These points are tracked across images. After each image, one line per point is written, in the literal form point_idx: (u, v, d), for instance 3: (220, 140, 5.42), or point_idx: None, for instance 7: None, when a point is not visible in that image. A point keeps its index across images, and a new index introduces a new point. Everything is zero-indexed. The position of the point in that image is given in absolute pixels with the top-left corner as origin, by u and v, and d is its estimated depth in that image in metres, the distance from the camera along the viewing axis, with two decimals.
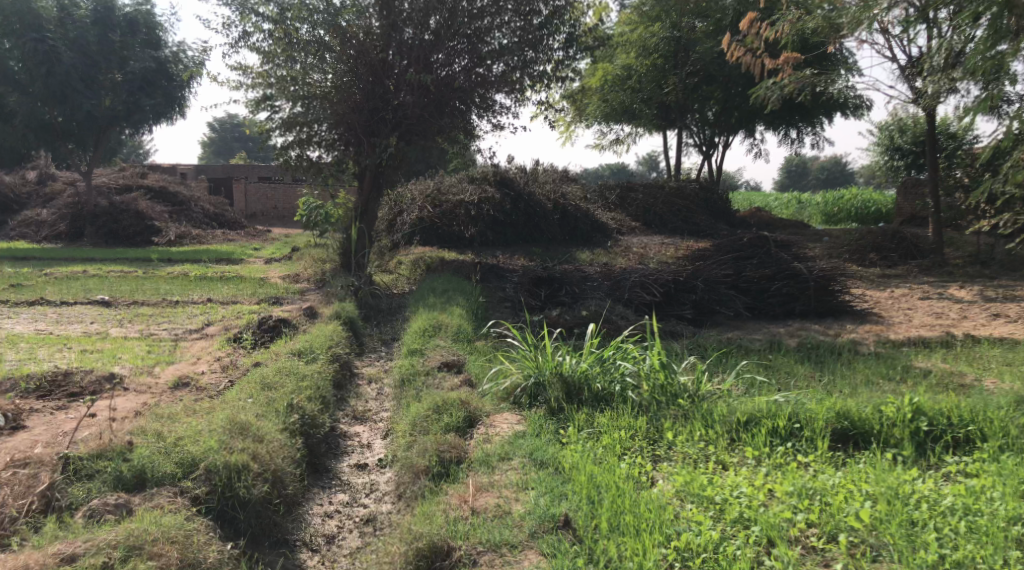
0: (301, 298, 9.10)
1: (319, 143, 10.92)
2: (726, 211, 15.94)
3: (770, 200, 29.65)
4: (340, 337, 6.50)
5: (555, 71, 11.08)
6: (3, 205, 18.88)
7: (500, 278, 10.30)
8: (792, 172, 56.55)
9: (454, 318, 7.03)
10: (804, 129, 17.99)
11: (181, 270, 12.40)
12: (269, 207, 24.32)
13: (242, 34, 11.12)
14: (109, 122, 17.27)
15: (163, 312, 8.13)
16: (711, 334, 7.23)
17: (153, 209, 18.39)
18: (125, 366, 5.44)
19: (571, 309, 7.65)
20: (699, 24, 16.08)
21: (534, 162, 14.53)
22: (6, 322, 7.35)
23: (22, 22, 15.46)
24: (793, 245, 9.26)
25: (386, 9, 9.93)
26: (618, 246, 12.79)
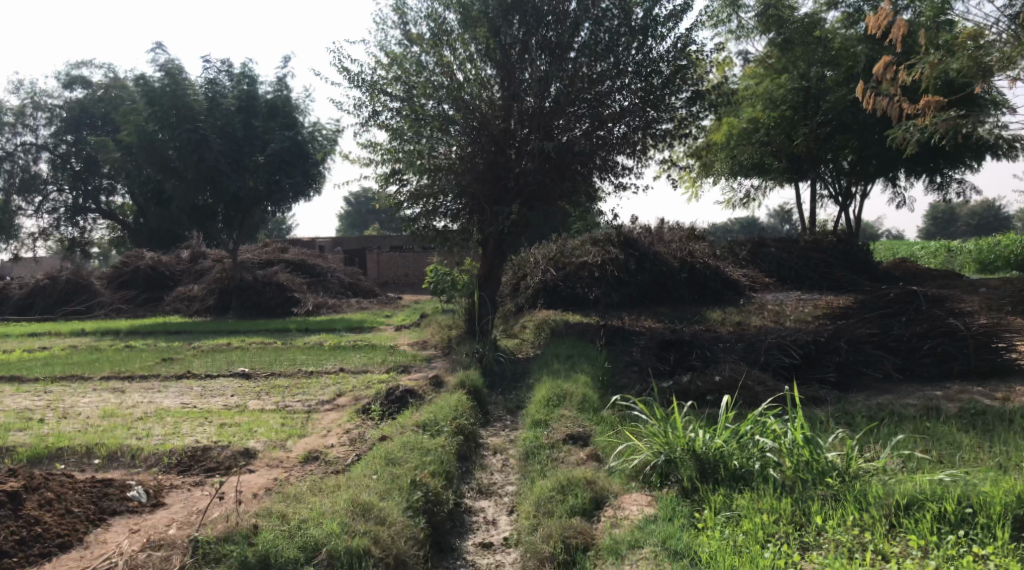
0: (427, 366, 9.24)
1: (445, 214, 11.26)
2: (867, 262, 14.81)
3: (917, 249, 27.65)
4: (465, 407, 6.48)
5: (680, 129, 10.96)
6: (162, 282, 20.78)
7: (625, 341, 10.03)
8: (939, 220, 52.76)
9: (579, 386, 6.85)
10: (951, 174, 16.70)
11: (316, 340, 13.02)
12: (401, 276, 25.31)
13: (372, 114, 11.77)
14: (252, 202, 18.81)
15: (298, 383, 8.50)
16: (858, 399, 6.61)
17: (293, 282, 19.56)
18: (260, 441, 5.78)
19: (702, 374, 7.26)
20: (829, 72, 15.52)
21: (658, 221, 14.31)
22: (159, 395, 7.93)
23: (179, 115, 17.54)
24: (949, 300, 8.41)
25: (508, 80, 10.28)
26: (749, 304, 12.19)
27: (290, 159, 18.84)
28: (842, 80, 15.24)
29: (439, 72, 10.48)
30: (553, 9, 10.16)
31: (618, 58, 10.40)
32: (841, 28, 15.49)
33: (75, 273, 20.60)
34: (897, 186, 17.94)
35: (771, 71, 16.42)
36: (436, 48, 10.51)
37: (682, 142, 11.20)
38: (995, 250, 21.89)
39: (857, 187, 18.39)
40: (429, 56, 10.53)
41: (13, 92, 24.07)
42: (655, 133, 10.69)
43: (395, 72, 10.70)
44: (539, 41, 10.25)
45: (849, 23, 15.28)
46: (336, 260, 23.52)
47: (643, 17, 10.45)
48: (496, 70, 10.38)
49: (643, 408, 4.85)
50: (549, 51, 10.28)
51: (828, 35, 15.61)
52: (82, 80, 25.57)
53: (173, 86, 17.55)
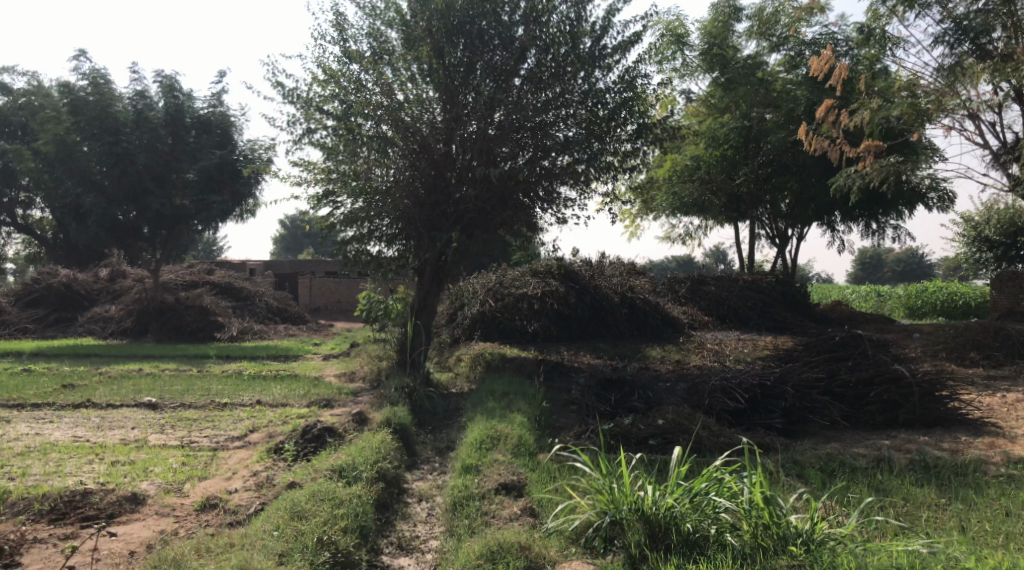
0: (354, 400, 8.63)
1: (379, 239, 10.68)
2: (804, 304, 15.00)
3: (847, 292, 28.31)
4: (390, 449, 5.93)
5: (623, 161, 10.74)
6: (75, 301, 19.46)
7: (565, 378, 9.65)
8: (866, 265, 54.71)
9: (513, 428, 6.39)
10: (885, 220, 17.07)
11: (236, 368, 12.21)
12: (334, 302, 24.51)
13: (306, 132, 11.24)
14: (178, 220, 18.01)
15: (209, 417, 7.76)
16: (805, 448, 6.37)
17: (219, 305, 18.59)
18: (153, 484, 5.09)
19: (645, 417, 6.92)
20: (769, 114, 15.73)
21: (600, 255, 14.07)
22: (47, 427, 7.09)
23: (101, 126, 16.55)
24: (890, 347, 8.35)
25: (451, 103, 9.91)
26: (689, 343, 12.00)
27: (220, 178, 17.84)
28: (783, 124, 15.47)
29: (378, 92, 10.03)
30: (499, 33, 9.84)
31: (564, 87, 10.15)
32: (783, 70, 15.82)
33: None
34: (832, 230, 18.23)
35: (713, 111, 16.57)
36: (375, 67, 10.07)
37: (625, 176, 10.99)
38: (921, 296, 22.54)
39: (794, 230, 18.61)
40: (368, 75, 10.09)
41: None
42: (600, 164, 10.41)
43: (332, 89, 10.22)
44: (484, 65, 9.93)
45: (790, 66, 15.61)
46: (265, 283, 22.58)
47: (591, 47, 10.25)
48: (437, 92, 9.99)
49: (585, 458, 4.44)
50: (495, 77, 9.96)
51: (769, 77, 15.93)
52: (1, 86, 24.12)
53: (97, 96, 16.58)
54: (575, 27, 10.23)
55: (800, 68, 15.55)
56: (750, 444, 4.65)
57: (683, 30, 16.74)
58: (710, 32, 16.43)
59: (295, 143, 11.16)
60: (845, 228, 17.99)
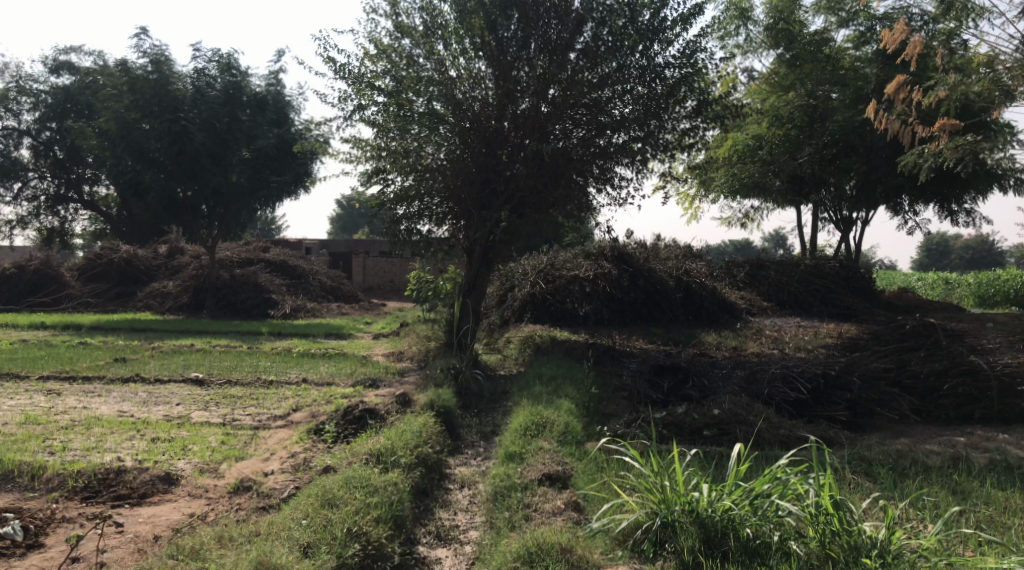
0: (399, 381, 8.48)
1: (429, 218, 10.57)
2: (870, 290, 14.28)
3: (912, 280, 27.08)
4: (432, 433, 5.73)
5: (681, 141, 10.27)
6: (135, 276, 19.91)
7: (615, 363, 9.34)
8: (932, 251, 52.50)
9: (560, 414, 6.13)
10: (958, 204, 16.11)
11: (286, 345, 12.23)
12: (386, 282, 24.60)
13: (357, 108, 11.08)
14: (234, 198, 18.19)
15: (254, 395, 7.70)
16: (873, 443, 5.94)
17: (272, 283, 18.79)
18: (190, 463, 5.00)
19: (699, 406, 6.57)
20: (835, 93, 15.00)
21: (654, 237, 13.64)
22: (95, 401, 7.11)
23: (160, 104, 16.69)
24: (965, 341, 7.74)
25: (504, 79, 9.58)
26: (746, 328, 11.51)
27: (278, 157, 18.27)
28: (850, 102, 14.70)
29: (430, 67, 9.77)
30: (554, 5, 9.44)
31: (621, 62, 9.71)
32: (851, 47, 14.91)
33: (45, 263, 19.67)
34: (899, 214, 17.35)
35: (776, 88, 15.83)
36: (428, 43, 9.81)
37: (684, 155, 10.52)
38: (993, 284, 21.40)
39: (859, 214, 17.78)
40: (421, 51, 9.84)
41: None
42: (657, 143, 9.96)
43: (383, 65, 10.00)
44: (538, 41, 9.56)
45: (860, 42, 14.67)
46: (318, 262, 22.77)
47: (650, 20, 9.77)
48: (489, 66, 9.68)
49: (633, 455, 4.16)
50: (550, 52, 9.59)
51: (836, 54, 15.07)
52: (68, 66, 24.73)
53: (158, 75, 16.67)
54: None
55: (870, 45, 14.63)
56: (816, 441, 4.31)
57: (747, 3, 15.97)
58: (775, 5, 15.51)
59: (345, 120, 11.04)
60: (915, 212, 17.09)
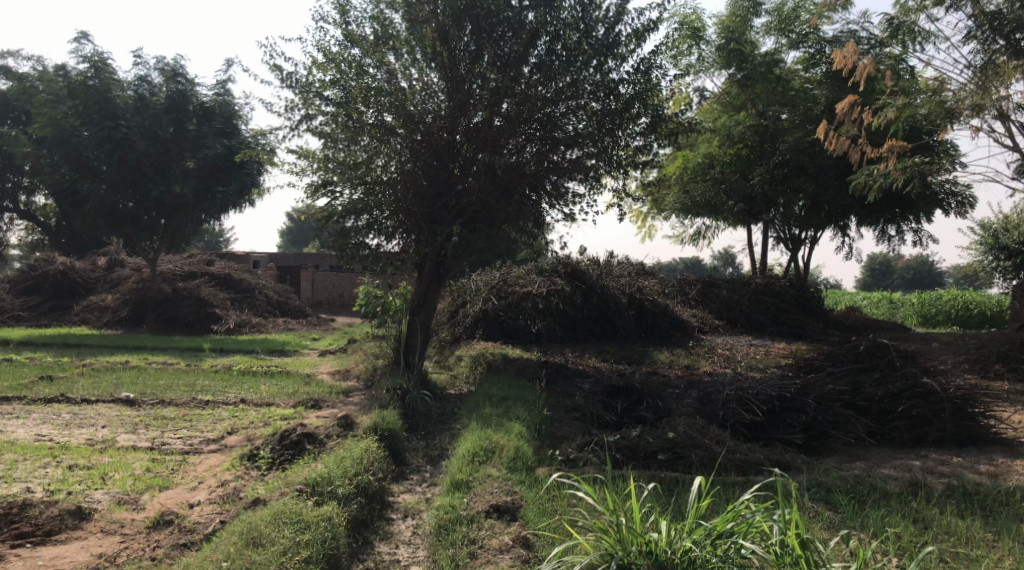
0: (344, 401, 8.13)
1: (378, 233, 10.11)
2: (818, 309, 14.42)
3: (858, 298, 27.61)
4: (375, 458, 5.44)
5: (635, 158, 10.21)
6: (70, 289, 19.04)
7: (569, 382, 9.16)
8: (875, 271, 53.91)
9: (510, 438, 5.90)
10: (902, 226, 16.45)
11: (227, 362, 11.71)
12: (336, 296, 24.07)
13: (304, 119, 10.74)
14: (178, 209, 17.54)
15: (187, 416, 7.26)
16: (828, 467, 5.87)
17: (216, 297, 18.18)
18: (108, 494, 4.61)
19: (654, 429, 6.43)
20: (785, 114, 15.21)
21: (608, 254, 13.55)
22: (11, 424, 6.60)
23: (99, 112, 16.12)
24: (915, 362, 7.77)
25: (456, 91, 9.40)
26: (699, 347, 11.48)
27: (225, 167, 17.44)
28: (799, 125, 14.90)
29: (380, 78, 9.50)
30: (507, 17, 9.29)
31: (575, 77, 9.60)
32: (801, 68, 15.26)
33: None
34: (845, 234, 17.62)
35: (729, 108, 15.96)
36: (379, 54, 9.52)
37: (637, 172, 10.45)
38: (935, 304, 21.93)
39: (807, 234, 18.02)
40: (371, 61, 9.54)
41: None
42: (611, 159, 9.88)
43: (331, 74, 9.68)
44: (491, 55, 9.39)
45: (809, 64, 14.93)
46: (266, 275, 22.13)
47: (604, 34, 9.68)
48: (441, 78, 9.47)
49: (587, 488, 3.98)
50: (503, 65, 9.40)
51: (787, 75, 15.38)
52: (5, 70, 23.69)
53: (97, 82, 16.11)
54: (587, 12, 9.66)
55: (819, 67, 14.86)
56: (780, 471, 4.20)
57: (699, 24, 16.16)
58: (728, 26, 15.63)
59: (292, 130, 10.70)
60: (861, 233, 17.38)
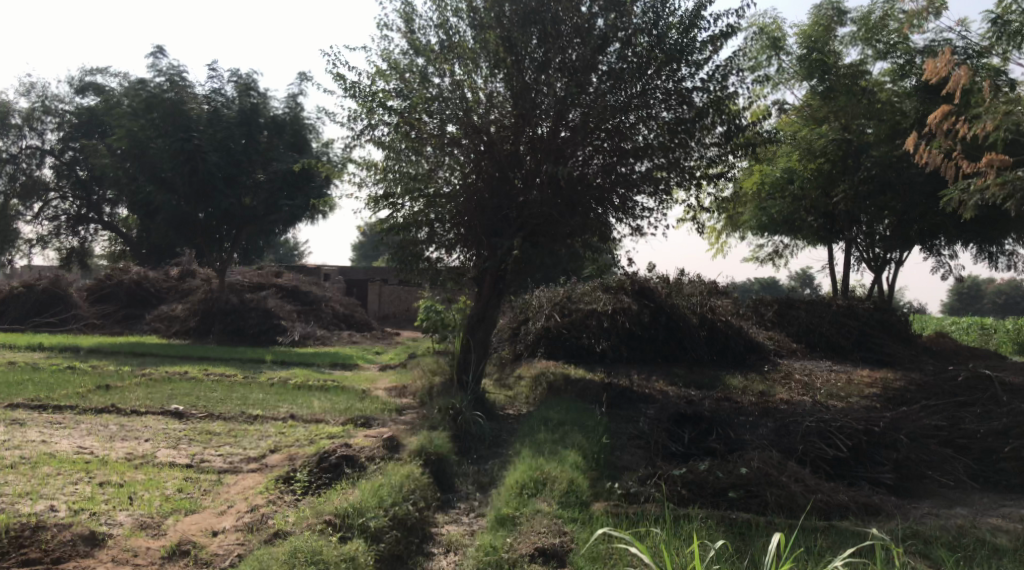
0: (395, 420, 7.79)
1: (438, 245, 9.75)
2: (908, 334, 13.35)
3: (946, 323, 25.89)
4: (416, 485, 5.03)
5: (709, 170, 9.59)
6: (144, 299, 19.52)
7: (633, 407, 8.60)
8: (962, 296, 50.85)
9: (564, 469, 5.42)
10: (999, 246, 15.23)
11: (284, 375, 11.58)
12: (400, 311, 24.03)
13: (368, 129, 10.57)
14: (248, 221, 17.74)
15: (233, 432, 7.04)
16: (925, 514, 5.16)
17: (282, 309, 18.33)
18: (132, 515, 4.36)
19: (724, 463, 5.84)
20: (870, 128, 14.35)
21: (678, 272, 12.90)
22: (57, 434, 6.47)
23: (174, 124, 16.37)
24: (1022, 398, 6.93)
25: (521, 99, 8.95)
26: (774, 372, 10.70)
27: (293, 181, 17.64)
28: (886, 139, 13.96)
29: (444, 87, 9.21)
30: (574, 24, 8.90)
31: (645, 86, 9.09)
32: (888, 81, 14.25)
33: (54, 282, 19.36)
34: (935, 254, 16.42)
35: (808, 121, 15.06)
36: (445, 65, 9.24)
37: (711, 185, 9.83)
38: None
39: (893, 254, 16.86)
40: (435, 70, 9.29)
41: (25, 94, 23.16)
42: (681, 171, 9.32)
43: (394, 83, 9.46)
44: (559, 62, 8.96)
45: (898, 75, 13.92)
46: (332, 288, 22.26)
47: (678, 40, 9.12)
48: (507, 86, 9.06)
49: (640, 544, 3.51)
50: (570, 73, 8.92)
51: (873, 87, 14.47)
52: (94, 87, 24.69)
53: (174, 94, 16.42)
54: (660, 18, 9.14)
55: (909, 79, 13.84)
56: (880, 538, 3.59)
57: (779, 33, 15.40)
58: (808, 36, 14.97)
59: (354, 139, 10.53)
60: (952, 252, 16.14)
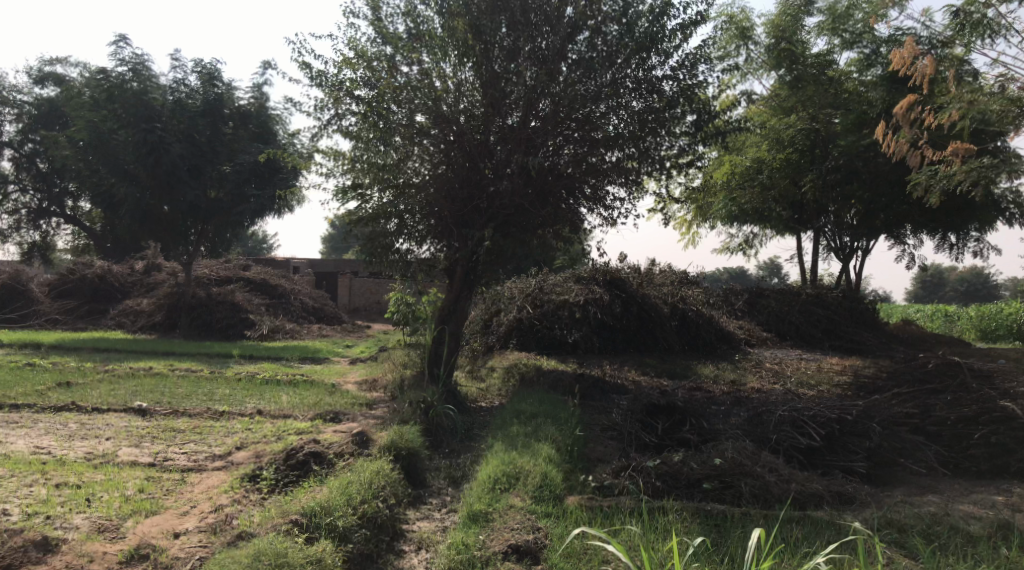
0: (365, 415, 7.64)
1: (408, 237, 9.54)
2: (876, 322, 13.48)
3: (911, 311, 26.30)
4: (387, 481, 4.93)
5: (679, 160, 9.56)
6: (107, 293, 19.06)
7: (606, 397, 8.55)
8: (926, 284, 51.76)
9: (537, 463, 5.35)
10: (964, 234, 15.45)
11: (252, 370, 11.35)
12: (371, 303, 23.79)
13: (335, 119, 10.36)
14: (213, 213, 17.38)
15: (198, 429, 6.84)
16: (898, 502, 5.17)
17: (250, 303, 18.01)
18: (89, 517, 4.21)
19: (698, 454, 5.81)
20: (837, 118, 14.41)
21: (649, 262, 12.88)
22: (12, 434, 6.23)
23: (136, 114, 15.90)
24: (989, 385, 7.01)
25: (491, 88, 8.81)
26: (746, 361, 10.74)
27: (261, 171, 17.38)
28: (853, 128, 14.08)
29: (413, 76, 9.05)
30: (544, 12, 8.79)
31: (616, 75, 9.01)
32: (854, 70, 14.47)
33: (13, 277, 18.82)
34: (901, 243, 16.63)
35: (777, 111, 15.12)
36: (413, 53, 9.02)
37: (681, 175, 9.80)
38: (995, 317, 20.69)
39: (860, 243, 17.04)
40: (403, 58, 9.11)
41: None
42: (652, 160, 9.26)
43: (362, 72, 9.25)
44: (529, 51, 8.84)
45: (864, 65, 14.05)
46: (301, 281, 21.93)
47: (649, 28, 9.05)
48: (476, 75, 8.91)
49: (616, 543, 3.47)
50: (540, 62, 8.82)
51: (840, 77, 14.62)
52: (54, 77, 23.99)
53: (136, 83, 15.97)
54: (630, 6, 9.06)
55: (875, 68, 13.98)
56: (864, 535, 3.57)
57: (748, 24, 15.43)
58: (777, 27, 15.00)
59: (321, 129, 10.32)
60: (918, 241, 16.36)
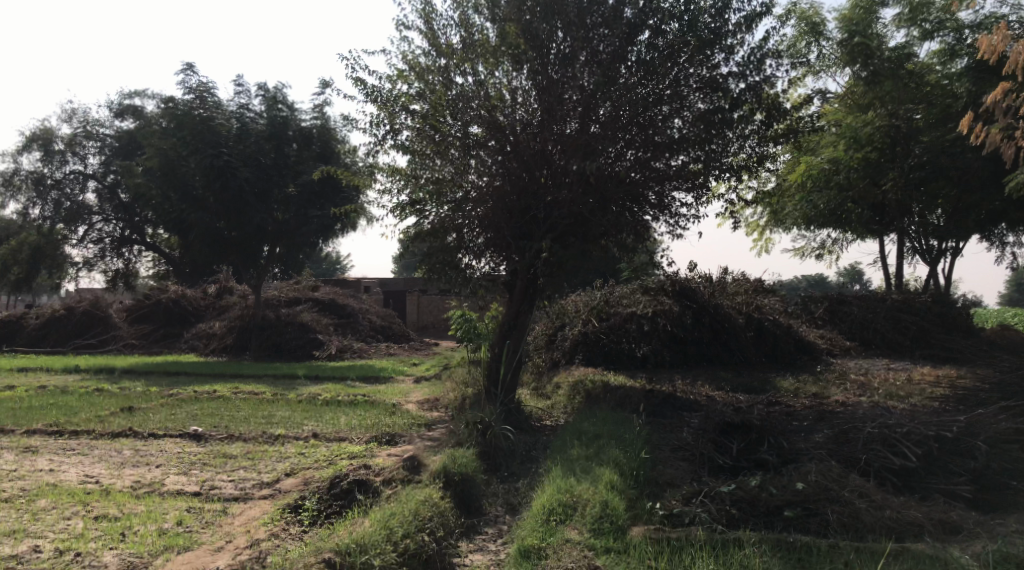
0: (421, 437, 7.34)
1: (468, 252, 9.31)
2: (971, 327, 12.42)
3: (1010, 315, 24.48)
4: (434, 511, 4.58)
5: (749, 163, 9.00)
6: (182, 317, 19.54)
7: (676, 414, 8.03)
8: (1023, 286, 48.45)
9: (597, 490, 4.92)
10: None
11: (314, 391, 11.24)
12: (438, 321, 23.73)
13: (390, 134, 10.23)
14: (281, 235, 17.61)
15: (250, 454, 6.66)
16: (1013, 531, 4.49)
17: (318, 323, 18.12)
18: (119, 554, 4.03)
19: (778, 477, 5.26)
20: (919, 113, 13.46)
21: (720, 271, 12.25)
22: (67, 463, 6.18)
23: (203, 141, 16.20)
24: None
25: (547, 95, 8.40)
26: (829, 372, 9.99)
27: (322, 191, 17.54)
28: (937, 122, 13.12)
29: (467, 86, 8.73)
30: (601, 14, 8.34)
31: (674, 75, 8.51)
32: (937, 63, 13.33)
33: (94, 304, 19.52)
34: (996, 242, 15.41)
35: (853, 107, 14.28)
36: (467, 64, 8.81)
37: (751, 179, 9.24)
38: None
39: (950, 243, 15.90)
40: (456, 70, 8.86)
41: (67, 120, 23.52)
42: (720, 165, 8.73)
43: (416, 85, 9.07)
44: (588, 55, 8.41)
45: (947, 56, 13.08)
46: (368, 300, 22.04)
47: (712, 23, 8.53)
48: (531, 82, 8.52)
49: None
50: (598, 66, 8.39)
51: (921, 69, 13.57)
52: (132, 109, 24.97)
53: (203, 112, 16.34)
54: (692, 1, 8.53)
55: (959, 59, 12.99)
56: None
57: (818, 18, 14.67)
58: (849, 19, 14.22)
59: (377, 146, 10.19)
60: (1015, 238, 15.13)
